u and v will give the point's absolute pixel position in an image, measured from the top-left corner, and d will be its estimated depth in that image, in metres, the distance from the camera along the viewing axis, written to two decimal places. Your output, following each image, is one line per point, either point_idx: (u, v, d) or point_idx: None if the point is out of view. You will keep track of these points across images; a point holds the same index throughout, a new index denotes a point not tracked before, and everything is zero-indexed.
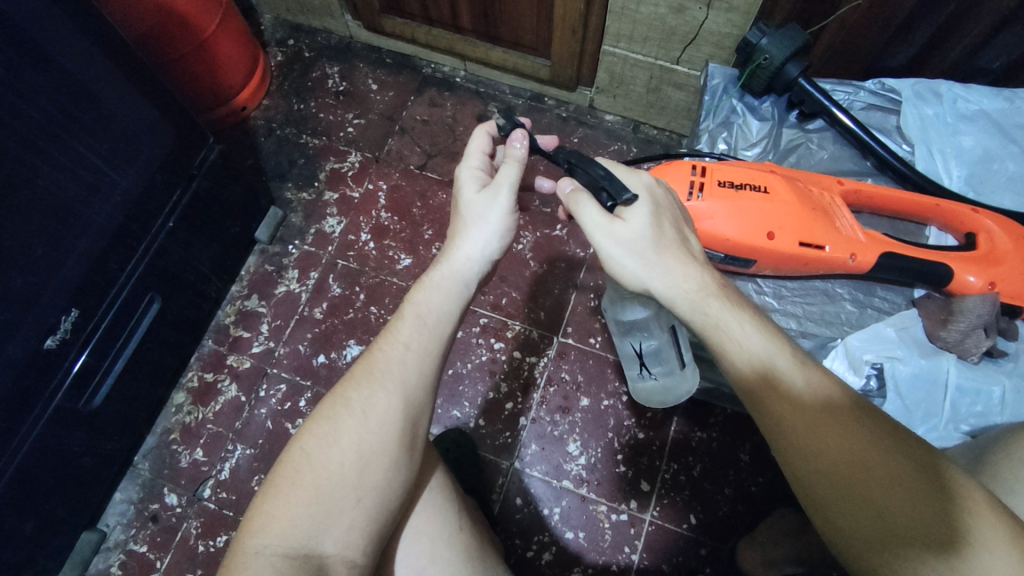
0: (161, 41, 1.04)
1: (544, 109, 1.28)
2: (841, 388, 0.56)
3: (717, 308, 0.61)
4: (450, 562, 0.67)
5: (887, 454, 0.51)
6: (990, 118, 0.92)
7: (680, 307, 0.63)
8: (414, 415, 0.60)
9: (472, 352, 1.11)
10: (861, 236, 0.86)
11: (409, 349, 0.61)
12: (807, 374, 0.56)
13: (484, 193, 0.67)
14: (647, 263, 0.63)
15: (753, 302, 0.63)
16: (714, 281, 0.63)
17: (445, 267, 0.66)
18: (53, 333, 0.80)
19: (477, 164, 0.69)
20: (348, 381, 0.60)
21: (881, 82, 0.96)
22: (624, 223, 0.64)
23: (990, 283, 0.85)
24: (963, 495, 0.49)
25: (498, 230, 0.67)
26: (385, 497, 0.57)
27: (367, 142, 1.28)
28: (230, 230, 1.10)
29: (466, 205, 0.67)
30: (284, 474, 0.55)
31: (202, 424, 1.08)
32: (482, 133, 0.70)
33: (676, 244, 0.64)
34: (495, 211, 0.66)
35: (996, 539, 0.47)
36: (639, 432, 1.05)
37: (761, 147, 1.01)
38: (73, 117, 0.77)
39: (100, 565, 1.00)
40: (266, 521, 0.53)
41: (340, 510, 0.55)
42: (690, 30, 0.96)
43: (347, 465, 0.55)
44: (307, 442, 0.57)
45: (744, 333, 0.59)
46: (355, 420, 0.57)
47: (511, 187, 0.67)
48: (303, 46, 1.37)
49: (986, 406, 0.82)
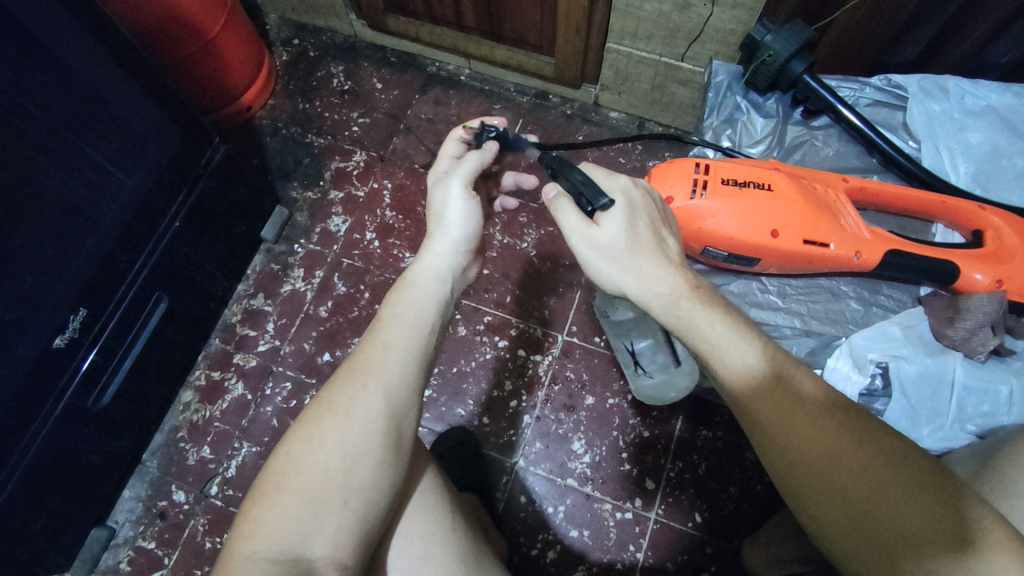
0: (166, 41, 1.05)
1: (549, 107, 1.28)
2: (818, 384, 0.56)
3: (688, 309, 0.60)
4: (443, 563, 0.67)
5: (868, 452, 0.51)
6: (998, 114, 0.91)
7: (656, 310, 0.62)
8: (397, 416, 0.59)
9: (476, 350, 1.11)
10: (866, 233, 0.85)
11: (389, 349, 0.60)
12: (785, 373, 0.56)
13: (439, 186, 0.68)
14: (622, 267, 0.62)
15: (725, 300, 0.63)
16: (688, 283, 0.62)
17: (418, 265, 0.66)
18: (61, 332, 0.80)
19: (444, 168, 0.71)
20: (331, 383, 0.60)
21: (887, 78, 0.94)
22: (598, 228, 0.62)
23: (997, 281, 0.84)
24: (945, 489, 0.49)
25: (461, 222, 0.66)
26: (372, 498, 0.57)
27: (371, 141, 1.28)
28: (236, 230, 1.11)
29: (434, 204, 0.67)
30: (271, 479, 0.56)
31: (209, 422, 1.09)
32: (454, 139, 0.73)
33: (652, 246, 0.63)
34: (450, 200, 0.66)
35: (980, 530, 0.47)
36: (643, 430, 1.05)
37: (766, 144, 1.01)
38: (80, 118, 0.78)
39: (108, 561, 1.01)
40: (255, 526, 0.54)
41: (327, 512, 0.55)
42: (695, 27, 0.95)
43: (331, 466, 0.56)
44: (293, 445, 0.58)
45: (717, 332, 0.59)
46: (342, 421, 0.57)
47: (463, 175, 0.67)
48: (308, 45, 1.37)
49: (993, 405, 0.80)
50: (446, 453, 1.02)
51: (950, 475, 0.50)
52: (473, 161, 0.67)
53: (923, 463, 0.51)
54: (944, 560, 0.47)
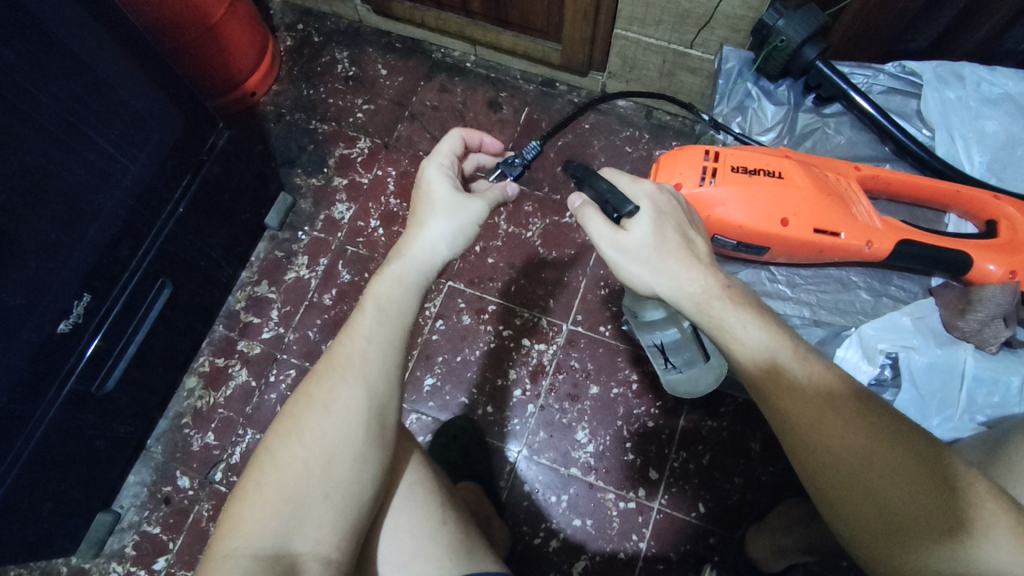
0: (169, 27, 1.04)
1: (556, 95, 1.26)
2: (842, 379, 0.55)
3: (720, 309, 0.59)
4: (433, 556, 0.66)
5: (895, 448, 0.50)
6: (1014, 102, 0.89)
7: (686, 310, 0.62)
8: (379, 407, 0.59)
9: (480, 339, 1.11)
10: (878, 222, 0.84)
11: (371, 342, 0.60)
12: (806, 368, 0.55)
13: (458, 193, 0.65)
14: (652, 267, 0.62)
15: (754, 296, 0.62)
16: (720, 282, 0.61)
17: (408, 253, 0.63)
18: (66, 317, 0.80)
19: (447, 164, 0.67)
20: (311, 377, 0.60)
21: (901, 65, 0.93)
22: (627, 233, 0.62)
23: (1010, 272, 0.83)
24: (967, 489, 0.48)
25: (459, 236, 0.64)
26: (354, 491, 0.57)
27: (376, 128, 1.27)
28: (241, 217, 1.11)
29: (435, 201, 0.65)
30: (250, 476, 0.56)
31: (213, 408, 1.09)
32: (458, 138, 0.69)
33: (682, 248, 0.62)
34: (468, 214, 0.65)
35: (1001, 531, 0.46)
36: (649, 420, 1.05)
37: (777, 131, 0.99)
38: (84, 101, 0.77)
39: (113, 545, 1.01)
40: (236, 522, 0.54)
41: (308, 507, 0.55)
42: (705, 13, 0.93)
43: (311, 461, 0.56)
44: (272, 441, 0.57)
45: (748, 332, 0.58)
46: (322, 415, 0.57)
47: (489, 203, 0.66)
48: (313, 30, 1.36)
49: (1003, 397, 0.80)
50: (449, 440, 1.03)
51: (975, 475, 0.49)
52: (498, 196, 0.68)
53: (949, 463, 0.50)
54: (959, 558, 0.46)
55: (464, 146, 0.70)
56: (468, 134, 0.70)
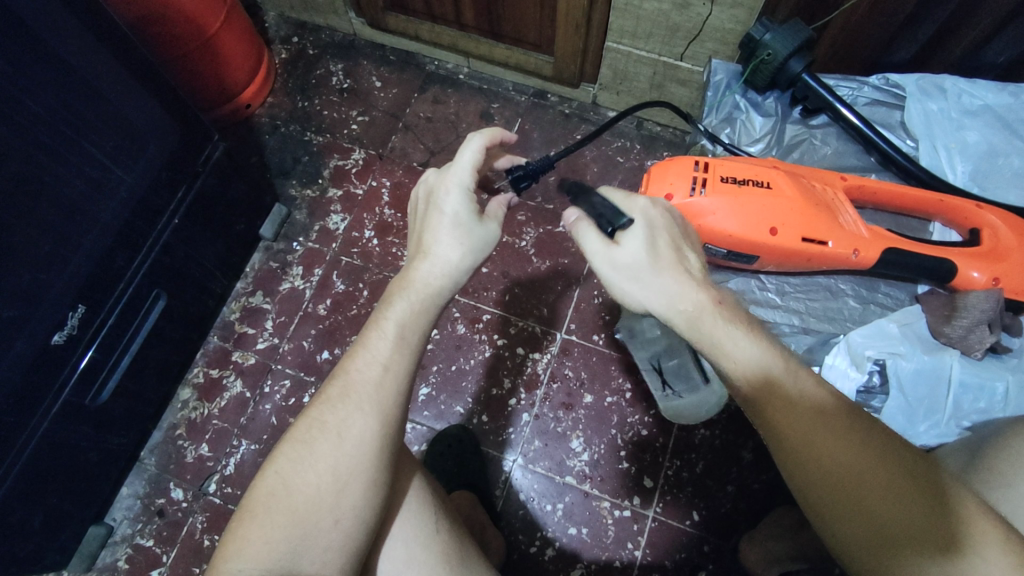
0: (163, 39, 1.05)
1: (547, 106, 1.28)
2: (835, 396, 0.55)
3: (711, 324, 0.59)
4: (427, 565, 0.67)
5: (887, 465, 0.51)
6: (994, 113, 0.91)
7: (677, 324, 0.61)
8: (392, 434, 0.59)
9: (475, 348, 1.11)
10: (864, 231, 0.86)
11: (387, 371, 0.60)
12: (800, 384, 0.55)
13: (473, 219, 0.63)
14: (644, 285, 0.61)
15: (746, 312, 0.62)
16: (711, 298, 0.60)
17: (418, 271, 0.62)
18: (60, 328, 0.80)
19: (466, 176, 0.64)
20: (323, 402, 0.59)
21: (885, 78, 0.95)
22: (619, 248, 0.62)
23: (994, 279, 0.84)
24: (957, 504, 0.49)
25: (465, 266, 0.63)
26: (362, 517, 0.58)
27: (370, 139, 1.28)
28: (236, 227, 1.11)
29: (441, 223, 0.63)
30: (259, 499, 0.56)
31: (207, 420, 1.09)
32: (478, 145, 0.64)
33: (674, 265, 0.62)
34: (478, 241, 0.64)
35: (991, 546, 0.47)
36: (644, 428, 1.05)
37: (764, 142, 1.01)
38: (79, 113, 0.77)
39: (106, 559, 1.01)
40: (243, 543, 0.55)
41: (317, 532, 0.56)
42: (694, 26, 0.96)
43: (324, 488, 0.56)
44: (283, 463, 0.58)
45: (738, 348, 0.58)
46: (335, 443, 0.57)
47: (499, 223, 0.66)
48: (307, 43, 1.37)
49: (988, 402, 0.82)
50: (444, 450, 1.03)
51: (965, 490, 0.50)
52: (502, 212, 0.68)
53: (940, 479, 0.51)
54: None
55: (485, 151, 0.65)
56: (491, 139, 0.65)
